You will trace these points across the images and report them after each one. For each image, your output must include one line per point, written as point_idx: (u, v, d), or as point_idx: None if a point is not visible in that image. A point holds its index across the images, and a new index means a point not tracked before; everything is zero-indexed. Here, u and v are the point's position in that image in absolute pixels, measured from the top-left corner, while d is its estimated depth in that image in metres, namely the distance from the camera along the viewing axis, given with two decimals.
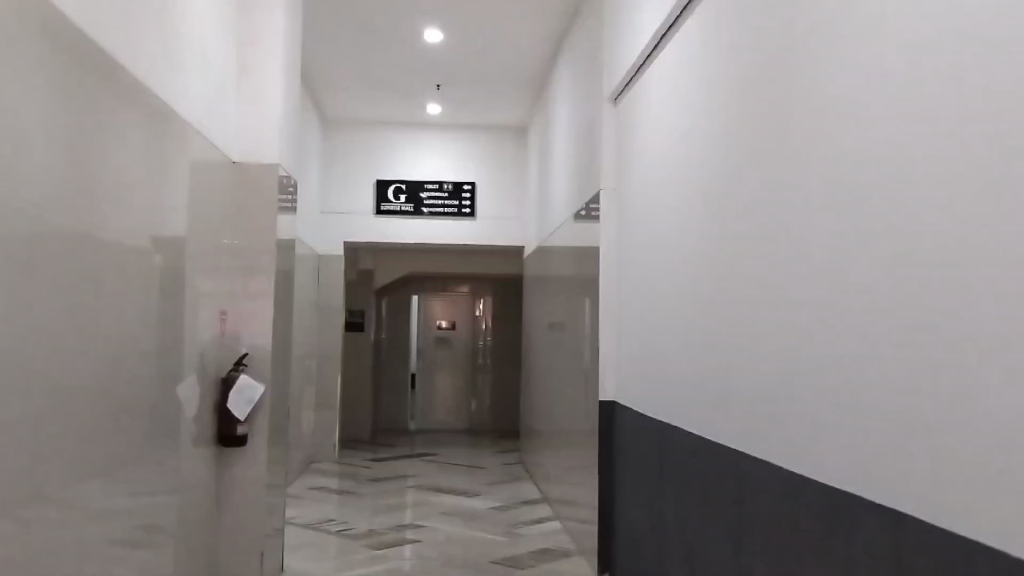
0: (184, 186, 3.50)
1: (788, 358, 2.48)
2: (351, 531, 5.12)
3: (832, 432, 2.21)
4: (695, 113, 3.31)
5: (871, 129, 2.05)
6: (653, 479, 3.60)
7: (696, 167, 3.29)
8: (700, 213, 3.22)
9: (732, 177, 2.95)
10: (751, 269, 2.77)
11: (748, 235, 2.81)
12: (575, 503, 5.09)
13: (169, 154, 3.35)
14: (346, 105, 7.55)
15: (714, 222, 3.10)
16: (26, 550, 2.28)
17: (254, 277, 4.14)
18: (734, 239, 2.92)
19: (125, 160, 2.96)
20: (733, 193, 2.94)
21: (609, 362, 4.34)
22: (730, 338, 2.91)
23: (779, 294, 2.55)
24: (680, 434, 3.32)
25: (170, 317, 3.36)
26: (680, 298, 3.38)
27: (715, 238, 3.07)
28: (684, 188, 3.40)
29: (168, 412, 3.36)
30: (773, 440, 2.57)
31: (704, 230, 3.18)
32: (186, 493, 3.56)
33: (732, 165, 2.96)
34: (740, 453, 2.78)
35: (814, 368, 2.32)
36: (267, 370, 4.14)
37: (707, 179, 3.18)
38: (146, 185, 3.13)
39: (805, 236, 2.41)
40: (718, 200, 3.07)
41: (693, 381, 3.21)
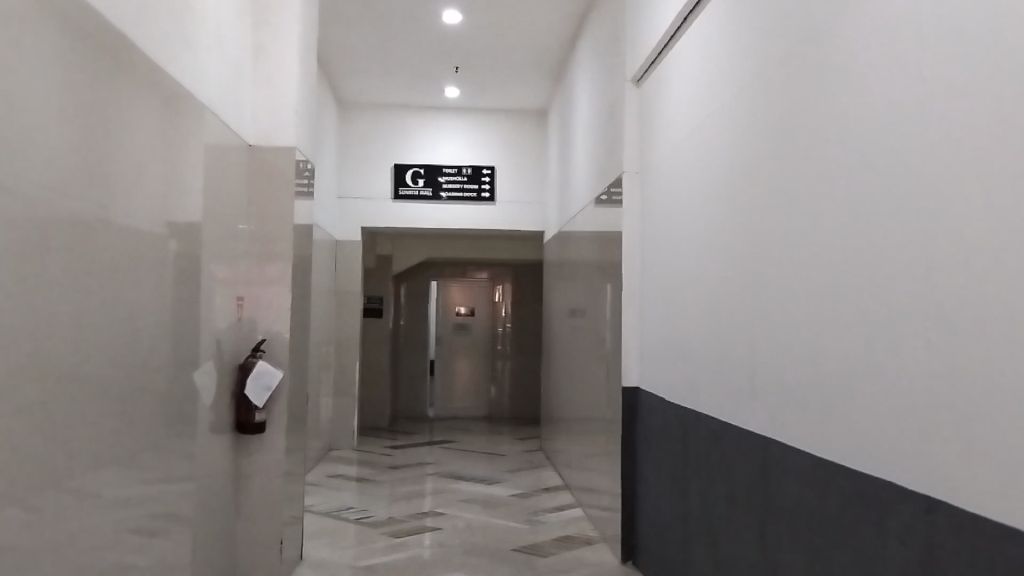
0: (197, 171, 3.43)
1: (815, 343, 2.38)
2: (370, 519, 5.08)
3: (861, 421, 2.11)
4: (718, 97, 3.21)
5: (900, 100, 1.94)
6: (676, 465, 3.52)
7: (720, 150, 3.18)
8: (726, 196, 3.12)
9: (759, 158, 2.84)
10: (777, 252, 2.66)
11: (773, 216, 2.70)
12: (597, 491, 5.02)
13: (183, 138, 3.29)
14: (363, 88, 7.47)
15: (740, 205, 2.99)
16: (41, 540, 2.24)
17: (268, 262, 4.07)
18: (760, 221, 2.81)
19: (139, 143, 2.89)
20: (760, 174, 2.82)
21: (631, 348, 4.25)
22: (755, 322, 2.80)
23: (806, 277, 2.44)
24: (704, 420, 3.23)
25: (184, 304, 3.31)
26: (706, 285, 3.27)
27: (742, 221, 2.96)
28: (710, 172, 3.28)
29: (184, 399, 3.32)
30: (801, 429, 2.46)
31: (730, 214, 3.07)
32: (203, 481, 3.53)
33: (758, 146, 2.84)
34: (766, 439, 2.69)
35: (842, 353, 2.21)
36: (285, 357, 4.08)
37: (733, 160, 3.06)
38: (160, 170, 3.07)
39: (832, 216, 2.30)
40: (744, 183, 2.95)
41: (718, 369, 3.11)
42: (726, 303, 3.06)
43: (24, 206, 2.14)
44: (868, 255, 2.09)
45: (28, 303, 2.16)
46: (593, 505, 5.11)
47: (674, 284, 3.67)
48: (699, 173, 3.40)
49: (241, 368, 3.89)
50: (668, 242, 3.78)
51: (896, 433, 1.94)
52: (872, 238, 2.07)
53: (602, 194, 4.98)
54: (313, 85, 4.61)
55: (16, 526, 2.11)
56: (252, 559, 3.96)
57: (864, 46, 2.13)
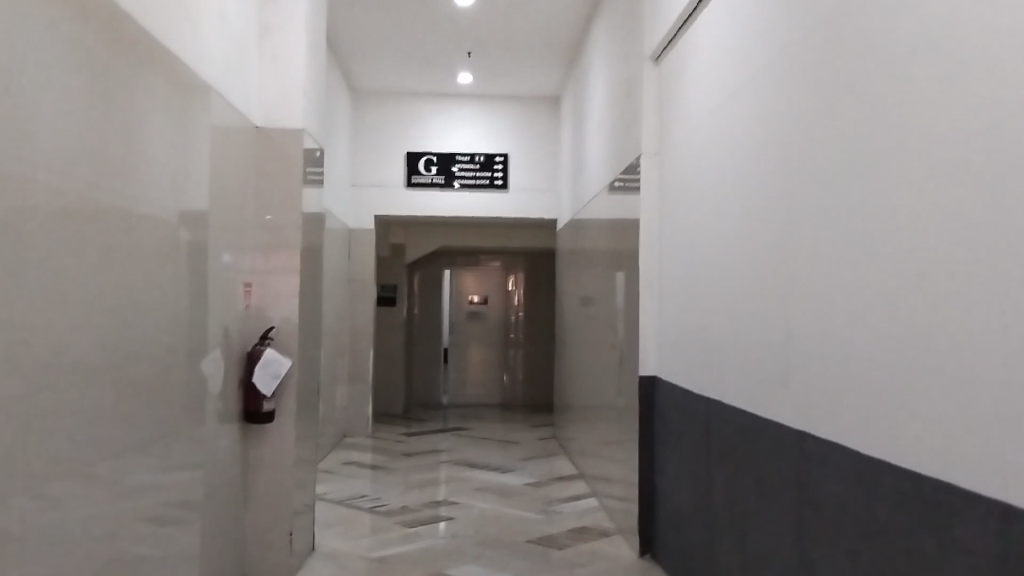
0: (203, 155, 3.34)
1: (842, 328, 2.25)
2: (384, 508, 5.02)
3: (890, 409, 1.99)
4: (745, 72, 3.05)
5: (938, 65, 1.80)
6: (698, 455, 3.40)
7: (747, 127, 3.03)
8: (753, 175, 2.97)
9: (785, 136, 2.69)
10: (803, 234, 2.53)
11: (801, 196, 2.56)
12: (612, 480, 4.93)
13: (189, 121, 3.20)
14: (375, 74, 7.37)
15: (766, 186, 2.85)
16: (50, 529, 2.19)
17: (275, 247, 3.98)
18: (786, 201, 2.67)
19: (144, 126, 2.81)
20: (786, 153, 2.68)
21: (649, 335, 4.13)
22: (780, 308, 2.68)
23: (833, 259, 2.31)
24: (726, 408, 3.11)
25: (191, 291, 3.23)
26: (731, 270, 3.14)
27: (768, 201, 2.82)
28: (737, 153, 3.13)
29: (191, 386, 3.25)
30: (828, 417, 2.34)
31: (757, 193, 2.92)
32: (212, 470, 3.47)
33: (785, 123, 2.69)
34: (791, 428, 2.57)
35: (870, 336, 2.09)
36: (294, 345, 4.00)
37: (760, 141, 2.92)
38: (165, 153, 2.98)
39: (862, 191, 2.15)
40: (771, 164, 2.81)
41: (744, 356, 2.98)
42: (751, 289, 2.94)
43: (27, 193, 2.05)
44: (900, 233, 1.96)
45: (28, 295, 2.07)
46: (607, 495, 5.02)
47: (695, 270, 3.55)
48: (724, 154, 3.26)
49: (250, 356, 3.81)
50: (689, 227, 3.65)
51: (932, 422, 1.81)
52: (902, 215, 1.94)
53: (618, 179, 4.88)
54: (320, 68, 4.51)
55: (25, 516, 2.06)
56: (262, 550, 3.90)
57: (897, 10, 1.98)
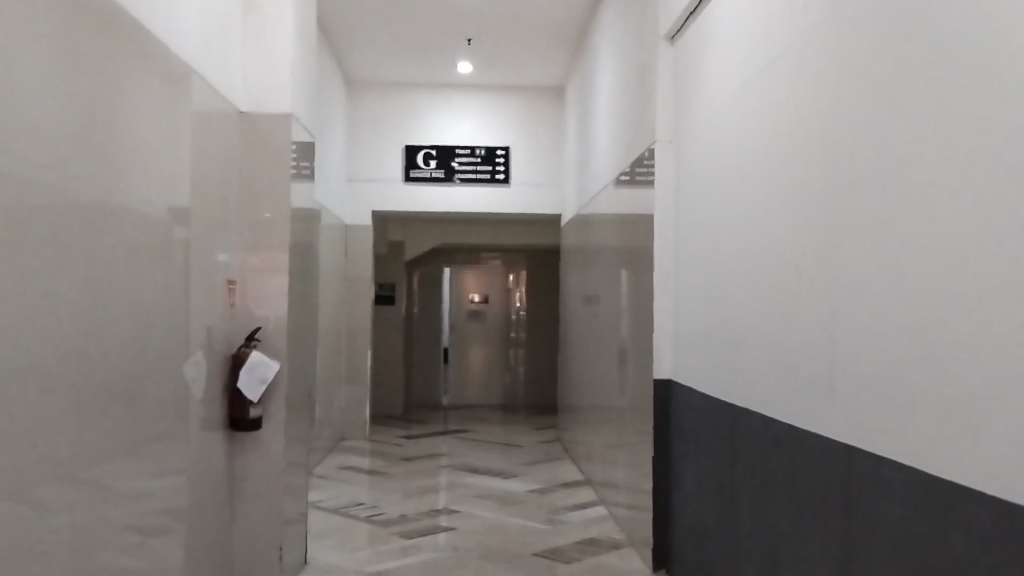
0: (181, 141, 3.08)
1: (883, 329, 1.98)
2: (381, 517, 4.77)
3: (938, 419, 1.74)
4: (771, 45, 2.76)
5: (1004, 22, 1.54)
6: (717, 465, 3.14)
7: (772, 104, 2.74)
8: (779, 157, 2.68)
9: (815, 114, 2.41)
10: (836, 223, 2.26)
11: (833, 181, 2.28)
12: (620, 487, 4.69)
13: (166, 102, 2.94)
14: (371, 64, 7.12)
15: (792, 171, 2.57)
16: (11, 551, 1.95)
17: (262, 241, 3.72)
18: (816, 187, 2.39)
19: (115, 106, 2.55)
20: (817, 133, 2.40)
21: (663, 335, 3.87)
22: (809, 305, 2.41)
23: (873, 250, 2.04)
24: (749, 416, 2.85)
25: (169, 290, 2.97)
26: (755, 264, 2.87)
27: (796, 186, 2.53)
28: (760, 135, 2.85)
29: (170, 391, 3.01)
30: (864, 429, 2.07)
31: (783, 177, 2.64)
32: (194, 481, 3.23)
33: (815, 100, 2.41)
34: (821, 440, 2.31)
35: (918, 339, 1.82)
36: (283, 347, 3.74)
37: (785, 120, 2.63)
38: (138, 139, 2.72)
39: (908, 171, 1.88)
40: (797, 144, 2.53)
41: (768, 356, 2.71)
42: (776, 283, 2.66)
43: None
44: (958, 219, 1.68)
45: None
46: (616, 504, 4.78)
47: (715, 265, 3.28)
48: (747, 138, 2.98)
49: (234, 359, 3.55)
50: (709, 218, 3.38)
51: (994, 438, 1.56)
52: (957, 198, 1.69)
53: (628, 171, 4.63)
54: (310, 51, 4.26)
55: None
56: (250, 567, 3.66)
57: None
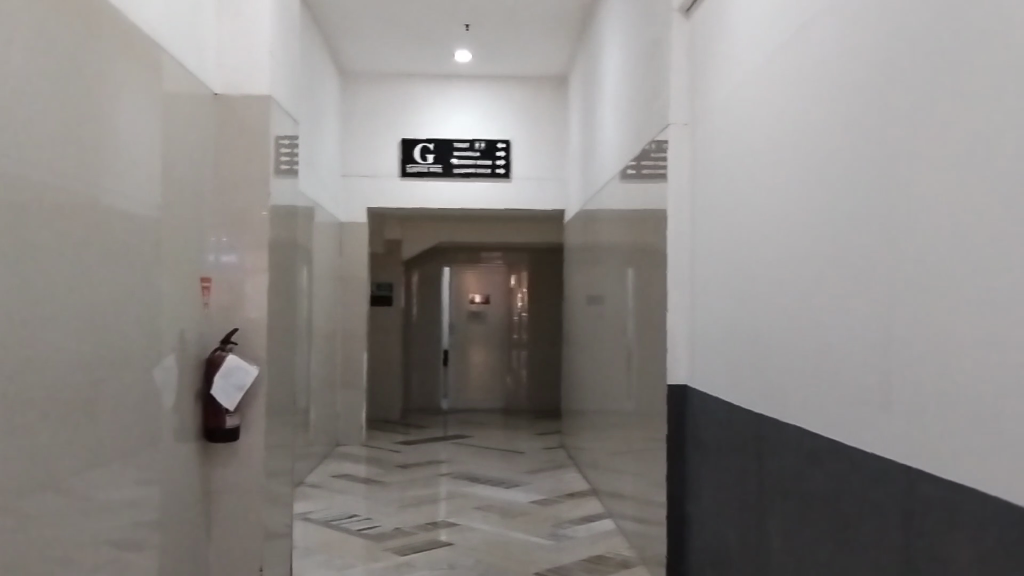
0: (141, 125, 2.80)
1: (932, 326, 1.69)
2: (374, 531, 4.50)
3: (1004, 433, 1.46)
4: (800, 8, 2.47)
5: None
6: (739, 481, 2.87)
7: (801, 74, 2.46)
8: (808, 133, 2.39)
9: (850, 81, 2.11)
10: (873, 202, 1.96)
11: (870, 155, 1.98)
12: (628, 499, 4.42)
13: (120, 78, 2.67)
14: (364, 54, 6.87)
15: (824, 147, 2.27)
16: None
17: (240, 234, 3.45)
18: (850, 165, 2.10)
19: (52, 75, 2.27)
20: (851, 102, 2.10)
21: (676, 337, 3.60)
22: (843, 300, 2.11)
23: (920, 232, 1.74)
24: (773, 427, 2.58)
25: (124, 287, 2.69)
26: (782, 255, 2.57)
27: (827, 165, 2.24)
28: (789, 110, 2.55)
29: (132, 399, 2.75)
30: (911, 443, 1.77)
31: (812, 155, 2.35)
32: (163, 498, 2.97)
33: (851, 67, 2.10)
34: (856, 457, 2.03)
35: (977, 338, 1.54)
36: (263, 350, 3.47)
37: (818, 91, 2.33)
38: (82, 119, 2.44)
39: (966, 140, 1.58)
40: (828, 116, 2.24)
41: (796, 357, 2.42)
42: (806, 275, 2.37)
43: None
44: None
45: None
46: (624, 517, 4.51)
47: (738, 257, 2.99)
48: (774, 115, 2.68)
49: (209, 364, 3.28)
50: (731, 206, 3.09)
51: None
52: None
53: (636, 162, 4.37)
54: (293, 31, 4.00)
55: None
56: None
57: None
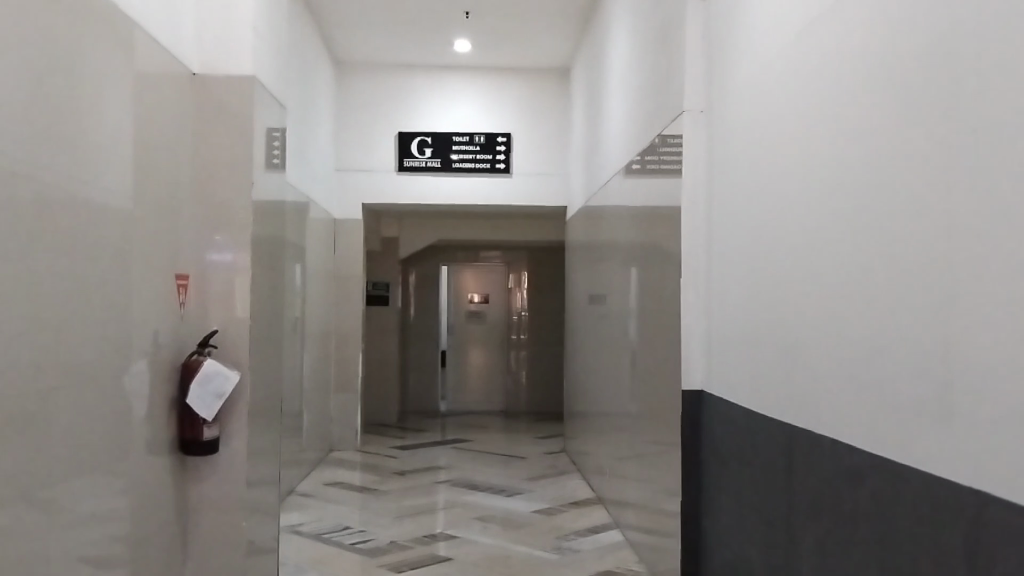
0: (112, 108, 2.56)
1: (1004, 330, 1.45)
2: (368, 545, 4.27)
3: None
4: None
5: None
6: (760, 499, 2.63)
7: (828, 47, 2.21)
8: (837, 110, 2.15)
9: (892, 50, 1.86)
10: (923, 185, 1.72)
11: (919, 133, 1.73)
12: (635, 511, 4.20)
13: (90, 55, 2.43)
14: (359, 43, 6.62)
15: (859, 126, 2.02)
16: None
17: (220, 228, 3.20)
18: (892, 145, 1.85)
19: (13, 47, 2.03)
20: (893, 73, 1.86)
21: (691, 340, 3.37)
22: (883, 298, 1.87)
23: (987, 219, 1.50)
24: (799, 441, 2.34)
25: (92, 284, 2.45)
26: (806, 248, 2.32)
27: (861, 146, 2.00)
28: (814, 87, 2.31)
29: (102, 409, 2.51)
30: (976, 461, 1.53)
31: (843, 135, 2.11)
32: (136, 516, 2.73)
33: (893, 34, 1.86)
34: (899, 477, 1.79)
35: None
36: (245, 355, 3.23)
37: (850, 65, 2.08)
38: (46, 97, 2.20)
39: None
40: (864, 91, 2.00)
41: (824, 360, 2.17)
42: (836, 269, 2.12)
43: None
44: None
45: None
46: (631, 529, 4.28)
47: (757, 251, 2.74)
48: (797, 96, 2.43)
49: (184, 369, 3.04)
50: (750, 198, 2.85)
51: None
52: None
53: (644, 153, 4.13)
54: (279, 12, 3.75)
55: None
56: None
57: None
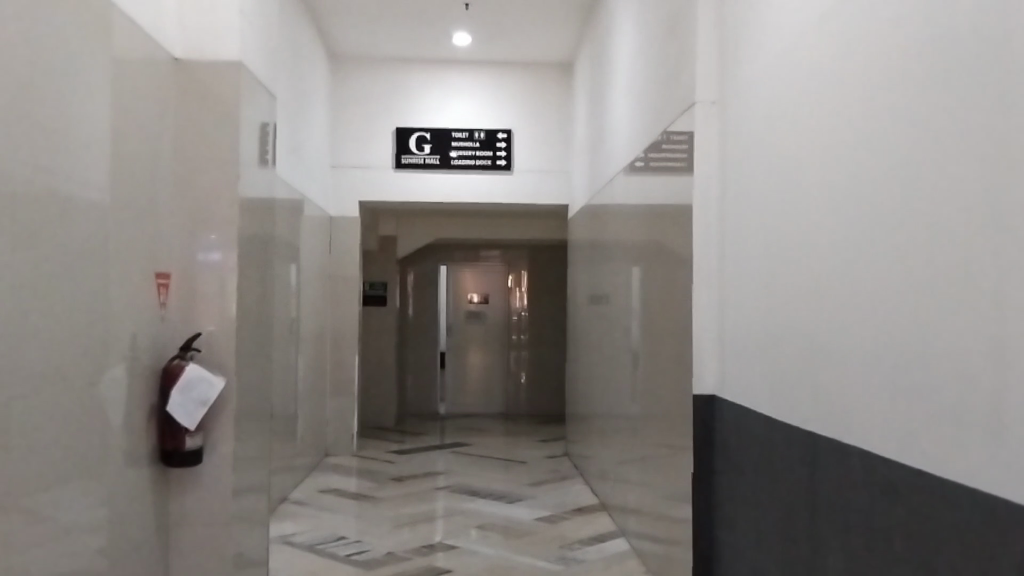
0: (86, 94, 2.39)
1: None
2: (363, 556, 4.11)
3: None
4: None
5: None
6: (778, 514, 2.46)
7: (851, 24, 2.05)
8: (859, 91, 1.99)
9: (920, 23, 1.70)
10: (959, 172, 1.55)
11: (955, 114, 1.56)
12: (642, 521, 4.03)
13: (63, 36, 2.27)
14: (355, 35, 6.45)
15: (884, 109, 1.85)
16: None
17: (206, 226, 3.04)
18: (924, 127, 1.68)
19: None
20: (923, 48, 1.68)
21: (703, 343, 3.20)
22: (917, 296, 1.70)
23: None
24: (820, 452, 2.17)
25: (65, 283, 2.29)
26: (828, 243, 2.14)
27: (884, 130, 1.84)
28: (833, 69, 2.14)
29: (78, 416, 2.35)
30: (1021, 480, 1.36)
31: (865, 119, 1.95)
32: (114, 531, 2.57)
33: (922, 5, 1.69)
34: (934, 494, 1.62)
35: None
36: (233, 359, 3.06)
37: (873, 43, 1.91)
38: (13, 81, 2.03)
39: None
40: (887, 69, 1.84)
41: (847, 363, 2.01)
42: (861, 265, 1.94)
43: None
44: None
45: None
46: (638, 539, 4.11)
47: (772, 248, 2.57)
48: (816, 80, 2.26)
49: (165, 375, 2.88)
50: (765, 191, 2.68)
51: None
52: None
53: (651, 148, 3.97)
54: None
55: None
56: None
57: None
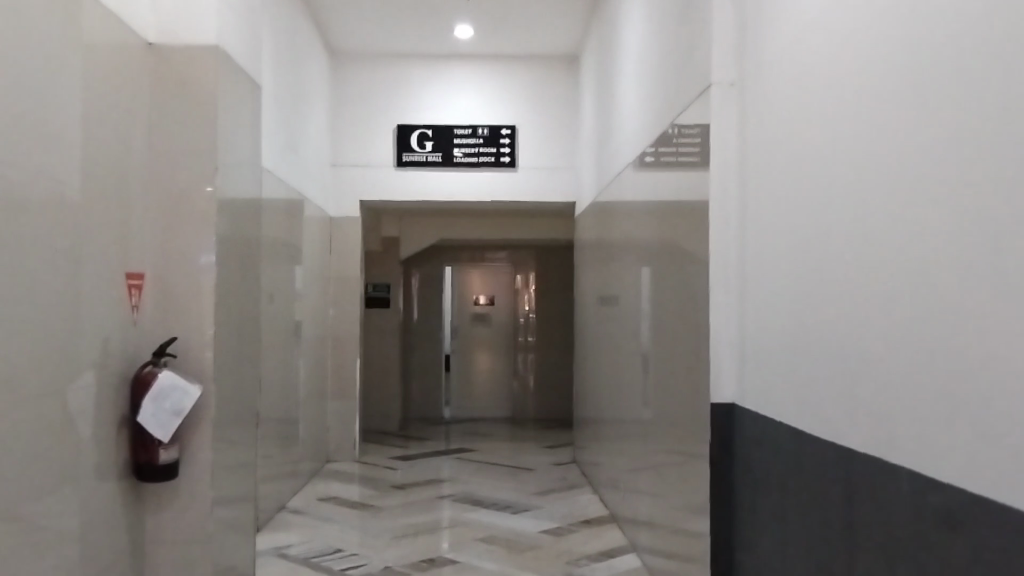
0: (53, 77, 2.21)
1: None
2: (360, 571, 3.92)
3: None
4: None
5: None
6: (807, 536, 2.26)
7: None
8: (891, 65, 1.79)
9: None
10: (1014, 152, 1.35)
11: (1008, 79, 1.36)
12: (653, 534, 3.84)
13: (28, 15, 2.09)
14: (354, 29, 6.28)
15: (920, 84, 1.65)
16: None
17: (190, 224, 2.86)
18: (970, 102, 1.47)
19: None
20: (969, 10, 1.48)
21: (719, 347, 3.00)
22: (963, 292, 1.49)
23: None
24: (855, 470, 1.97)
25: (32, 284, 2.11)
26: (858, 234, 1.95)
27: (922, 108, 1.64)
28: (863, 41, 1.94)
29: (45, 429, 2.18)
30: None
31: (899, 95, 1.75)
32: (85, 551, 2.40)
33: None
34: (986, 522, 1.42)
35: None
36: (215, 366, 2.88)
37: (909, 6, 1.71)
38: None
39: None
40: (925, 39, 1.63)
41: (882, 369, 1.81)
42: (896, 257, 1.74)
43: None
44: None
45: None
46: (649, 554, 3.92)
47: (798, 242, 2.37)
48: (844, 54, 2.06)
49: (136, 383, 2.70)
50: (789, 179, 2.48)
51: None
52: None
53: (660, 140, 3.77)
54: None
55: None
56: None
57: None
